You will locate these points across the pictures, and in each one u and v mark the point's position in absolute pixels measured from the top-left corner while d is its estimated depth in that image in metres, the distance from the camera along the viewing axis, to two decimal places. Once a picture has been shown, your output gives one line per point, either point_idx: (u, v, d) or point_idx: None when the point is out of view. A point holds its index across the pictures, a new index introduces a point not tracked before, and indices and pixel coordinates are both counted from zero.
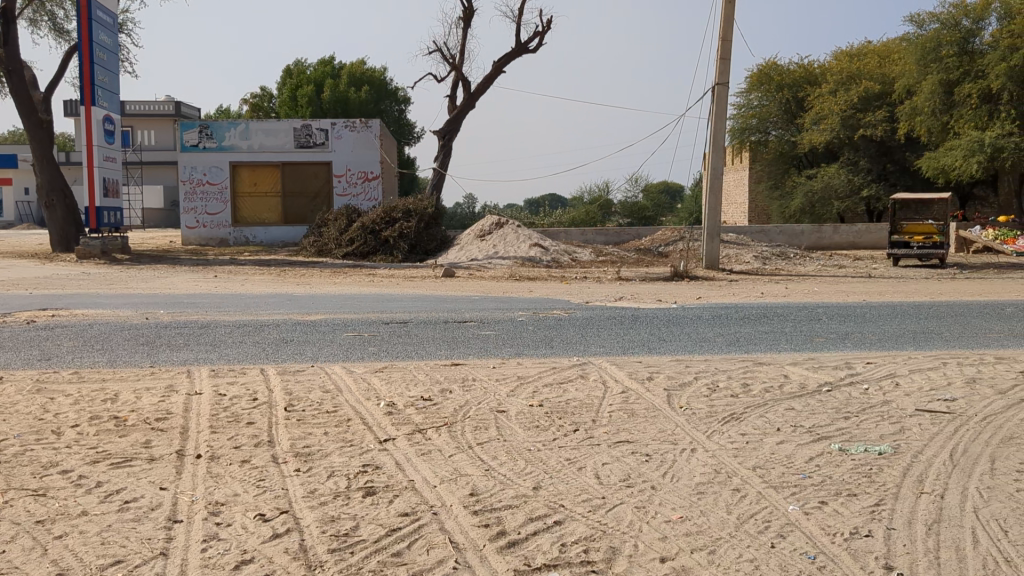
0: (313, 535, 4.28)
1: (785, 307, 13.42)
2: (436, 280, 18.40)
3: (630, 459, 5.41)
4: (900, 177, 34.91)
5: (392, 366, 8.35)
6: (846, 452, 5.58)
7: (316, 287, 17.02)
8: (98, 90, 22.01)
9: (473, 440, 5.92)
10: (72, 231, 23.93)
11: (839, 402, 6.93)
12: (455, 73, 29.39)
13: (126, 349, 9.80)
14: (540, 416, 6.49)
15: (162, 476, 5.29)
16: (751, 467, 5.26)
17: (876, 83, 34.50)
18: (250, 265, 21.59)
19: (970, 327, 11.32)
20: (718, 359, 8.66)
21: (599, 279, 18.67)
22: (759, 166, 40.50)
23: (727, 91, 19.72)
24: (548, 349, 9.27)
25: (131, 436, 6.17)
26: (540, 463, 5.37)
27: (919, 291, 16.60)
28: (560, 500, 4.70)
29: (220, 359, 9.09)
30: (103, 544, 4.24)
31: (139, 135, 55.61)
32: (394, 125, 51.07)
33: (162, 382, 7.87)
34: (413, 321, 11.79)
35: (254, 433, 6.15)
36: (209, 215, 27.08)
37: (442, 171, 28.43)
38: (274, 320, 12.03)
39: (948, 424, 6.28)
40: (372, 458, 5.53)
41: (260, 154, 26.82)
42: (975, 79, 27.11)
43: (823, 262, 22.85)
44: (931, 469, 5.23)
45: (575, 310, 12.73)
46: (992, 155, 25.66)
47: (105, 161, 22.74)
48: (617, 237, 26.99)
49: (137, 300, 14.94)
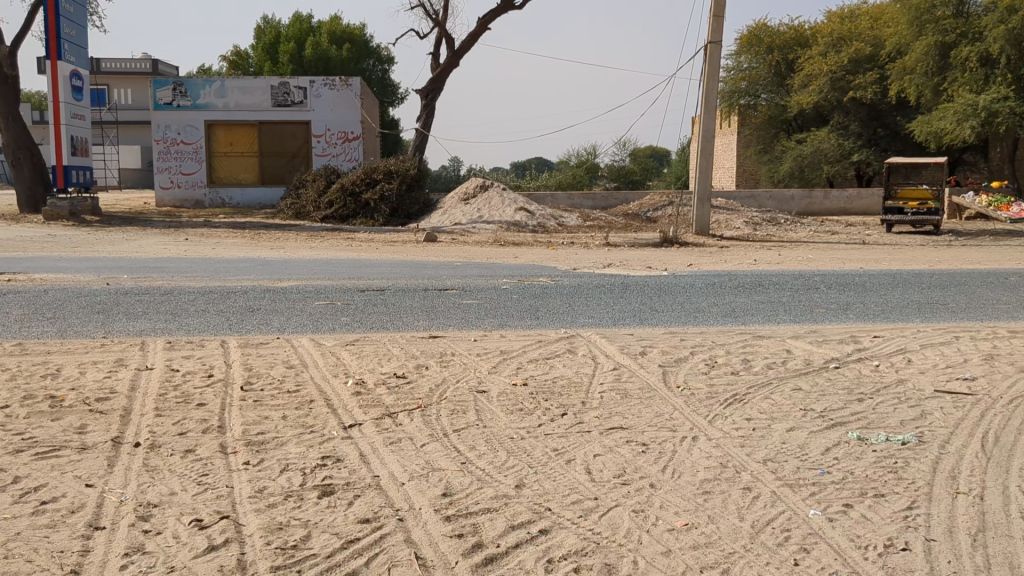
0: (256, 548, 3.65)
1: (782, 275, 12.81)
2: (417, 245, 17.74)
3: (625, 451, 4.78)
4: (890, 143, 34.38)
5: (364, 339, 7.68)
6: (865, 443, 4.96)
7: (290, 252, 16.30)
8: (64, 43, 21.04)
9: (448, 426, 5.28)
10: (40, 192, 23.03)
11: (851, 381, 6.34)
12: (438, 30, 28.28)
13: (79, 318, 9.05)
14: (524, 397, 5.86)
15: (91, 470, 4.61)
16: (762, 460, 4.63)
17: (868, 45, 33.63)
18: (224, 227, 20.74)
19: (977, 298, 10.72)
20: (713, 331, 8.03)
21: (587, 244, 18.05)
22: (747, 130, 39.84)
23: (720, 50, 18.95)
24: (534, 320, 8.62)
25: (65, 421, 5.49)
26: (523, 455, 4.74)
27: (917, 258, 16.00)
28: (545, 502, 4.08)
29: (180, 330, 8.39)
30: (4, 559, 3.58)
31: (115, 93, 54.34)
32: (377, 86, 50.02)
33: (112, 356, 7.18)
34: (391, 289, 11.03)
35: (203, 417, 5.48)
36: (183, 174, 26.10)
37: (425, 133, 27.54)
38: (242, 288, 11.27)
39: (972, 408, 5.67)
40: (334, 448, 4.89)
41: (236, 112, 25.86)
42: (973, 41, 26.33)
43: (816, 228, 22.26)
44: (964, 463, 4.61)
45: (562, 277, 12.12)
46: (986, 119, 25.01)
47: (74, 119, 21.77)
48: (604, 203, 26.33)
49: (100, 264, 14.09)
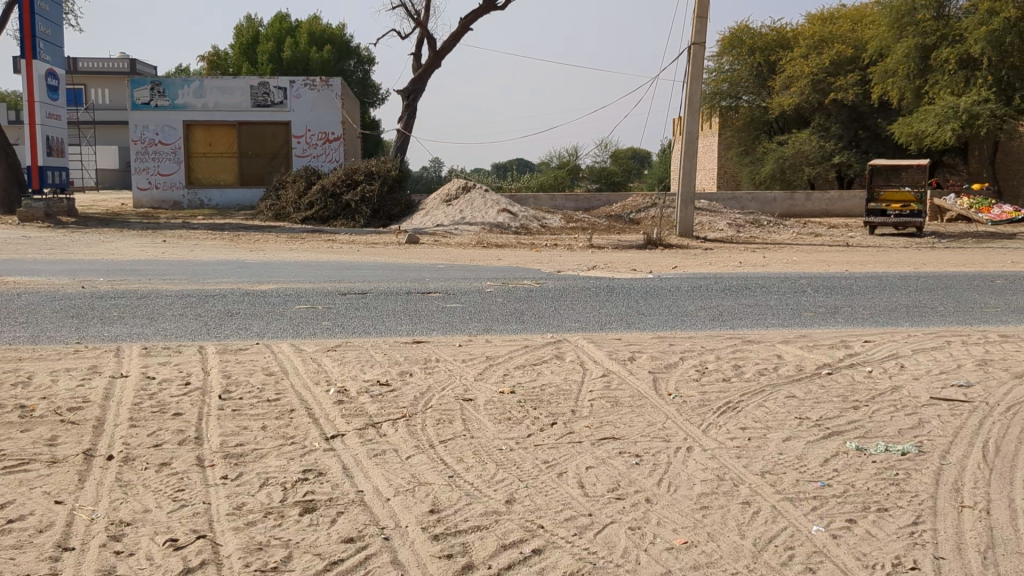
0: (234, 571, 3.47)
1: (767, 277, 12.74)
2: (399, 247, 17.54)
3: (618, 463, 4.63)
4: (871, 144, 34.52)
5: (346, 344, 7.48)
6: (864, 453, 4.83)
7: (271, 254, 16.05)
8: (39, 42, 20.67)
9: (434, 436, 5.11)
10: (15, 192, 22.61)
11: (845, 388, 6.21)
12: (420, 29, 28.07)
13: (53, 323, 8.80)
14: (512, 406, 5.69)
15: (60, 486, 4.39)
16: (760, 472, 4.48)
17: (849, 47, 33.76)
18: (203, 229, 20.44)
19: (964, 300, 10.67)
20: (702, 336, 7.89)
21: (570, 246, 17.92)
22: (728, 132, 39.91)
23: (703, 52, 18.89)
24: (519, 324, 8.45)
25: (34, 432, 5.26)
26: (513, 468, 4.56)
27: (900, 261, 15.98)
28: (538, 519, 3.91)
29: (157, 335, 8.17)
30: None
31: (92, 93, 53.71)
32: (357, 87, 49.71)
33: (86, 362, 6.95)
34: (373, 293, 10.83)
35: (179, 428, 5.27)
36: (161, 175, 25.75)
37: (406, 134, 27.31)
38: (221, 291, 11.04)
39: (970, 416, 5.56)
40: (316, 461, 4.70)
41: (215, 112, 25.54)
42: (953, 43, 26.46)
43: (798, 230, 22.28)
44: (966, 475, 4.49)
45: (546, 280, 11.97)
46: (967, 122, 25.16)
47: (50, 119, 21.40)
48: (587, 204, 26.22)
49: (76, 267, 13.78)
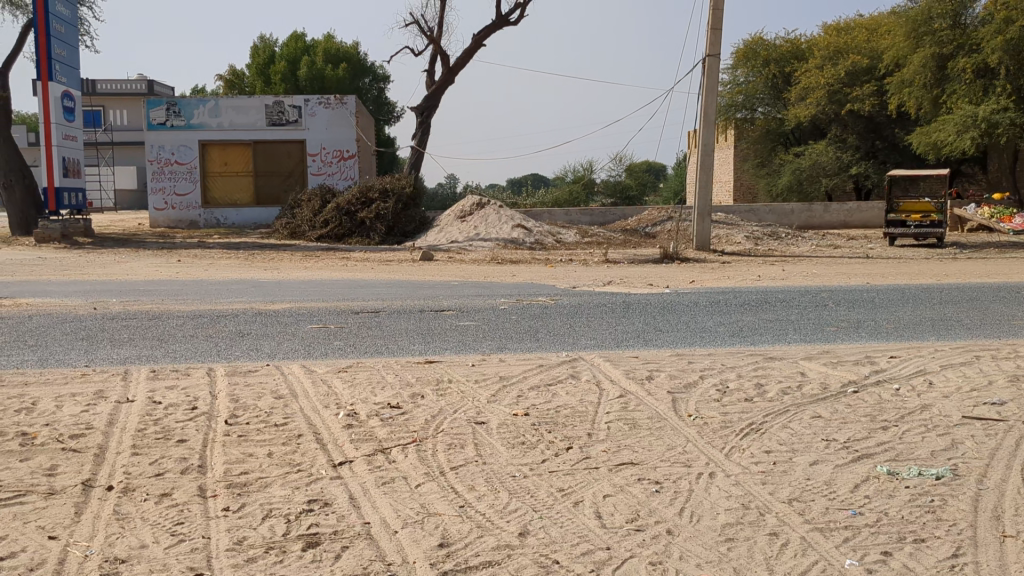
0: None
1: (787, 291, 12.48)
2: (412, 264, 17.41)
3: (637, 491, 4.41)
4: (889, 154, 34.20)
5: (357, 365, 7.30)
6: (897, 478, 4.59)
7: (285, 272, 15.98)
8: (54, 64, 20.70)
9: (445, 462, 4.92)
10: (32, 214, 22.66)
11: (872, 408, 5.96)
12: (433, 46, 28.03)
13: (61, 345, 8.67)
14: (526, 429, 5.49)
15: (55, 520, 4.22)
16: (787, 500, 4.26)
17: (865, 57, 33.41)
18: (218, 248, 20.39)
19: (991, 313, 10.37)
20: (723, 353, 7.65)
21: (585, 261, 17.73)
22: (745, 144, 39.63)
23: (718, 64, 18.68)
24: (534, 342, 8.26)
25: (34, 461, 5.10)
26: (527, 497, 4.36)
27: (922, 272, 15.66)
28: (552, 553, 3.71)
29: (165, 357, 8.01)
30: None
31: (110, 114, 54.16)
32: (372, 104, 49.85)
33: (92, 387, 6.79)
34: (386, 311, 10.67)
35: (182, 456, 5.10)
36: (178, 195, 25.77)
37: (420, 150, 27.25)
38: (232, 311, 10.87)
39: (1006, 437, 5.30)
40: (321, 490, 4.51)
41: (231, 131, 25.57)
42: (970, 53, 26.12)
43: (817, 242, 21.96)
44: (1006, 501, 4.25)
45: (561, 296, 11.73)
46: (987, 131, 24.81)
47: (65, 140, 21.44)
48: (602, 218, 26.03)
49: (89, 288, 13.69)
